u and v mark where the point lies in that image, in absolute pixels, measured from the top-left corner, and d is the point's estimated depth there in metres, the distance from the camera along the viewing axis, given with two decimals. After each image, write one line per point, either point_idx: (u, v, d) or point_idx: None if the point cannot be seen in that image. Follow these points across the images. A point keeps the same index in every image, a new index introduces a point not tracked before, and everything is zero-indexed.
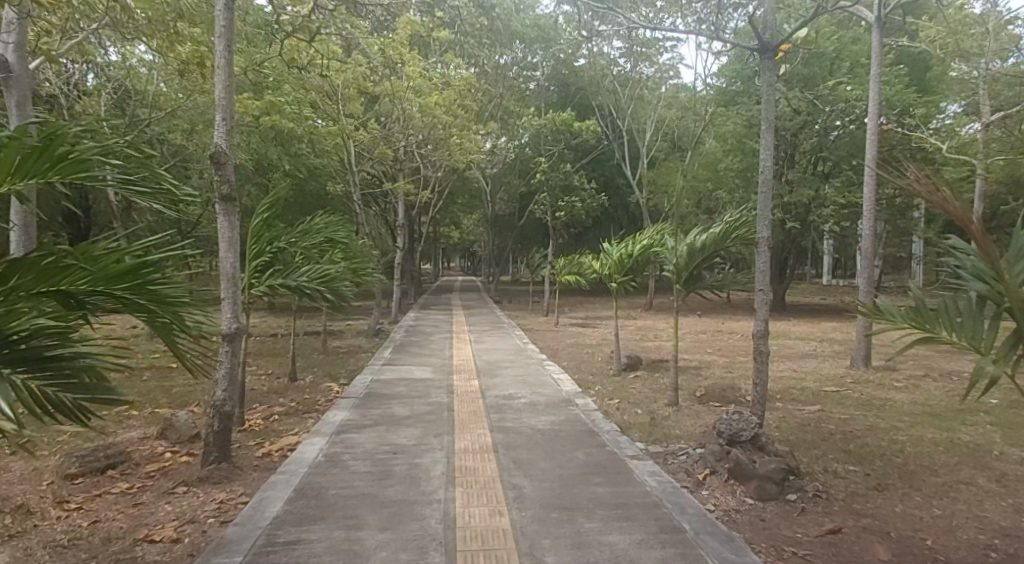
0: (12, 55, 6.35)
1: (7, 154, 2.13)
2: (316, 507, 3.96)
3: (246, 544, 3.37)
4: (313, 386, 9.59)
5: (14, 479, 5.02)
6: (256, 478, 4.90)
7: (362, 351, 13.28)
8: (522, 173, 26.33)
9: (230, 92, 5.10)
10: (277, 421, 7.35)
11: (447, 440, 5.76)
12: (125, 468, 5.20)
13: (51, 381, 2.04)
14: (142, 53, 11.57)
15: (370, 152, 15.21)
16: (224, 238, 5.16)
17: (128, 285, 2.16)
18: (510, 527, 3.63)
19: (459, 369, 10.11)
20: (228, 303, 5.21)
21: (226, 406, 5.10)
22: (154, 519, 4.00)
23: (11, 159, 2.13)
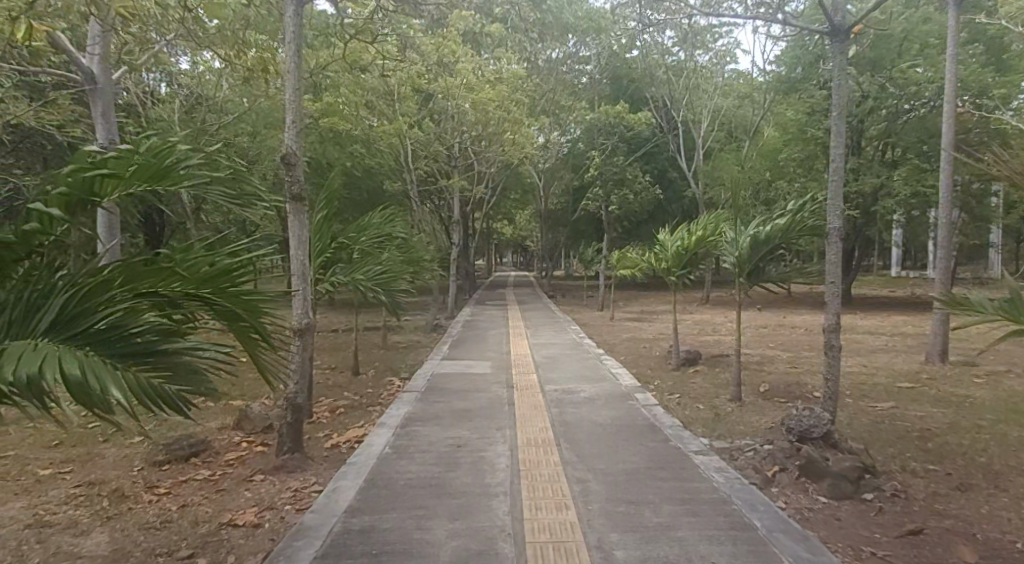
0: (97, 66, 6.74)
1: (124, 161, 2.33)
2: (387, 496, 4.09)
3: (325, 529, 3.51)
4: (376, 380, 9.84)
5: (108, 464, 5.35)
6: (327, 469, 5.10)
7: (419, 345, 13.55)
8: (575, 168, 26.21)
9: (299, 96, 5.26)
10: (342, 414, 7.57)
11: (509, 433, 5.83)
12: (206, 456, 5.48)
13: (149, 369, 2.10)
14: (212, 63, 12.11)
15: (424, 149, 15.43)
16: (293, 237, 5.35)
17: (215, 291, 2.29)
18: (577, 519, 3.66)
19: (517, 363, 10.18)
20: (299, 299, 5.38)
21: (297, 399, 5.26)
22: (236, 504, 4.21)
23: (132, 163, 2.34)
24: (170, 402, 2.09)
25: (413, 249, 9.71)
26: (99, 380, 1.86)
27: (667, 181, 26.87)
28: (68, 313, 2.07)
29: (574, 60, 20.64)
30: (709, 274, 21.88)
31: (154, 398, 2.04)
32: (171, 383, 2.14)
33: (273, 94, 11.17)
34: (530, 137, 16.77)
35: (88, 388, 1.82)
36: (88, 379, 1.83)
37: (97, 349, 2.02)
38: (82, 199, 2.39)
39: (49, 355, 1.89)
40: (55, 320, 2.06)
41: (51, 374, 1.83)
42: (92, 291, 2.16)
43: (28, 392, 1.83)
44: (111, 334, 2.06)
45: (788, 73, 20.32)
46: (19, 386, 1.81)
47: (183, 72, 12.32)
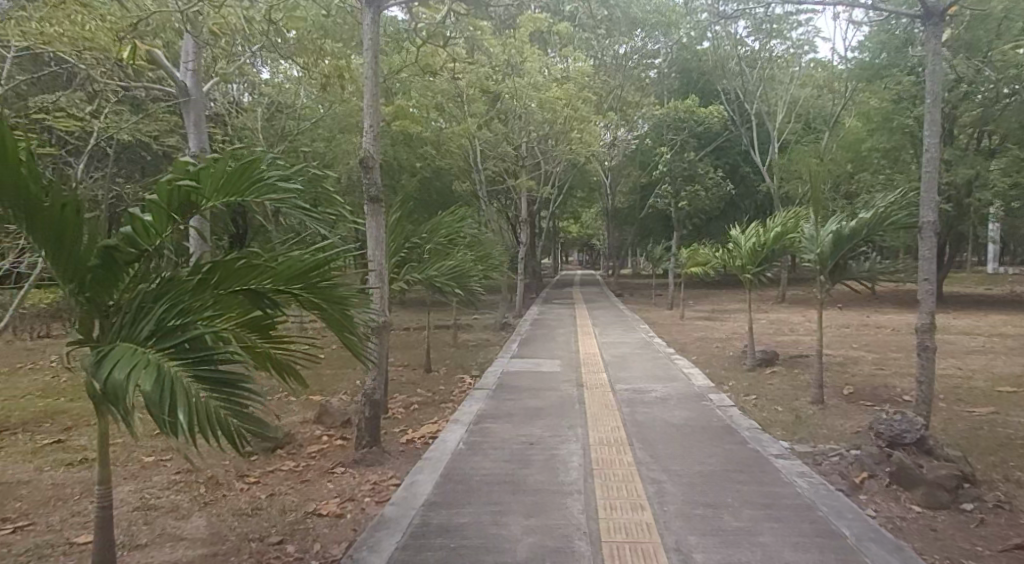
0: (190, 79, 7.15)
1: (213, 174, 2.42)
2: (463, 491, 4.16)
3: (405, 521, 3.61)
4: (448, 378, 10.01)
5: (202, 452, 5.68)
6: (404, 463, 5.23)
7: (489, 344, 13.68)
8: (644, 165, 25.80)
9: (377, 101, 5.39)
10: (416, 410, 7.74)
11: (580, 432, 5.81)
12: (291, 448, 5.72)
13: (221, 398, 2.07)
14: (290, 71, 12.61)
15: (493, 149, 15.57)
16: (371, 238, 5.50)
17: (303, 285, 2.47)
18: (654, 521, 3.61)
19: (587, 362, 10.12)
20: (376, 299, 5.54)
21: (375, 395, 5.41)
22: (319, 495, 4.39)
23: (220, 177, 2.42)
24: (227, 435, 2.02)
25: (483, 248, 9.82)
26: (168, 400, 1.94)
27: (740, 176, 26.09)
28: (163, 321, 2.22)
29: (643, 55, 20.34)
30: (785, 272, 21.09)
31: (209, 430, 1.98)
32: (233, 417, 2.06)
33: (348, 99, 11.53)
34: (598, 135, 16.64)
35: (159, 410, 1.92)
36: (160, 390, 1.94)
37: (184, 361, 2.11)
38: (179, 210, 2.45)
39: (139, 362, 2.05)
40: (153, 328, 2.21)
41: (133, 385, 1.96)
42: (188, 290, 2.31)
43: (116, 396, 1.98)
44: (194, 346, 2.16)
45: (874, 60, 19.08)
46: (109, 390, 1.99)
47: (264, 81, 12.90)
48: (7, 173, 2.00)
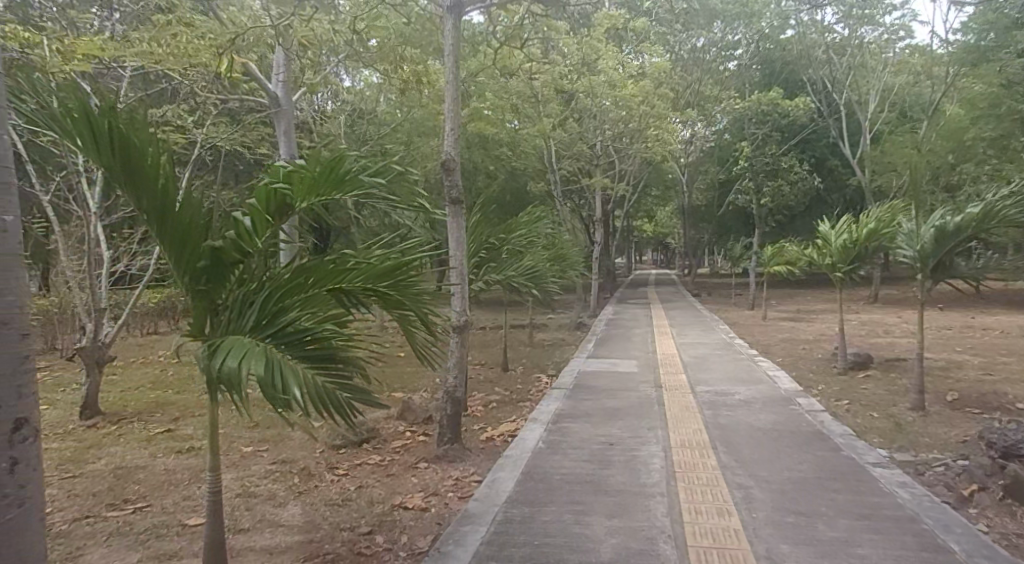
0: (281, 90, 7.49)
1: (306, 175, 2.49)
2: (544, 490, 4.17)
3: (487, 517, 3.65)
4: (525, 377, 10.05)
5: (294, 445, 5.95)
6: (485, 461, 5.29)
7: (565, 343, 13.63)
8: (723, 161, 25.02)
9: (457, 105, 5.51)
10: (494, 408, 7.81)
11: (661, 434, 5.70)
12: (376, 443, 5.90)
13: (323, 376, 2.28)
14: (371, 78, 13.00)
15: (568, 149, 15.53)
16: (452, 239, 5.60)
17: (387, 284, 2.58)
18: (742, 527, 3.50)
19: (666, 363, 9.93)
20: (457, 298, 5.61)
21: (456, 392, 5.50)
22: (405, 488, 4.51)
23: (312, 176, 2.50)
24: (334, 408, 2.25)
25: (559, 248, 9.81)
26: (281, 379, 2.10)
27: (828, 170, 24.89)
28: (267, 315, 2.38)
29: (723, 47, 19.76)
30: (879, 271, 19.94)
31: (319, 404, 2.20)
32: (337, 390, 2.29)
33: (426, 103, 11.79)
34: (676, 131, 16.29)
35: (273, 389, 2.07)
36: (273, 378, 2.08)
37: (287, 348, 2.30)
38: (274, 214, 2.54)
39: (250, 350, 2.18)
40: (257, 322, 2.37)
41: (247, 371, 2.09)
42: (287, 289, 2.42)
43: (229, 384, 2.12)
44: (294, 337, 2.34)
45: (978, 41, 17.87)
46: (222, 379, 2.11)
47: (347, 89, 13.38)
48: (141, 171, 2.22)
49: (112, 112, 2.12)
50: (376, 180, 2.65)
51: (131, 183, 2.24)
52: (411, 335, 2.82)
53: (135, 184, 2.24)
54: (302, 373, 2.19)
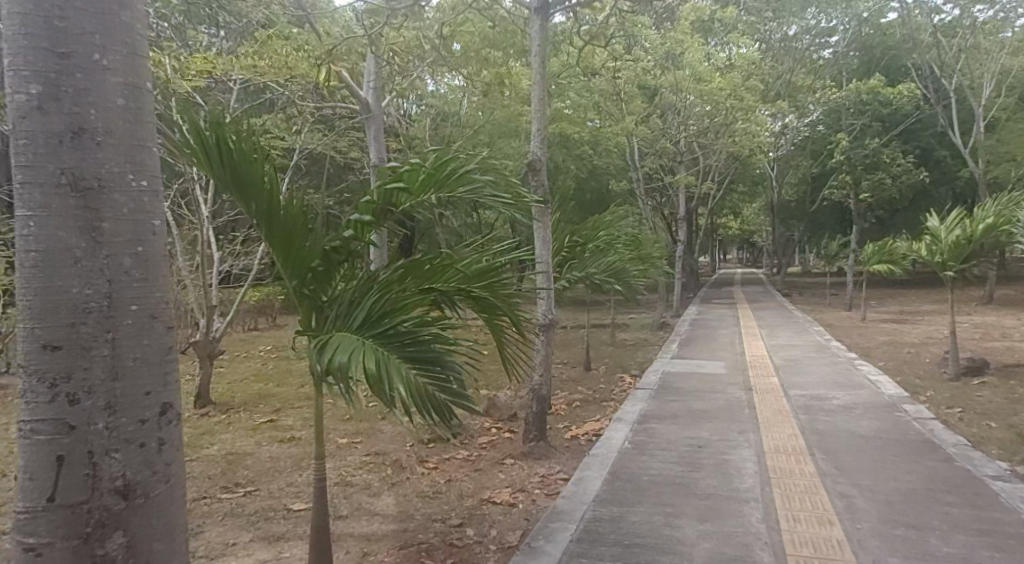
0: (372, 95, 7.65)
1: (414, 174, 2.74)
2: (633, 490, 4.14)
3: (577, 514, 3.67)
4: (608, 377, 9.99)
5: (387, 437, 6.18)
6: (572, 459, 5.31)
7: (648, 343, 13.42)
8: (816, 154, 23.89)
9: (544, 105, 5.57)
10: (579, 407, 7.81)
11: (754, 438, 5.54)
12: (464, 438, 6.04)
13: (428, 380, 2.33)
14: (454, 81, 13.28)
15: (652, 146, 15.29)
16: (538, 239, 5.66)
17: (482, 285, 2.68)
18: (844, 537, 3.35)
19: (757, 365, 9.59)
20: (543, 299, 5.67)
21: (542, 390, 5.55)
22: (493, 483, 4.60)
23: (419, 176, 2.74)
24: (436, 412, 2.29)
25: (644, 247, 9.67)
26: (387, 375, 2.19)
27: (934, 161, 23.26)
28: (375, 311, 2.47)
29: (816, 35, 18.87)
30: (993, 269, 18.46)
31: (422, 406, 2.26)
32: (437, 394, 2.33)
33: (508, 103, 11.92)
34: (766, 124, 15.70)
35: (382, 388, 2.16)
36: (380, 372, 2.18)
37: (395, 348, 2.37)
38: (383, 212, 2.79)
39: (357, 347, 2.31)
40: (366, 318, 2.47)
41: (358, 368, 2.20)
42: (388, 289, 2.52)
43: (340, 376, 2.23)
44: (404, 335, 2.41)
45: None
46: (332, 370, 2.22)
47: (432, 93, 13.72)
48: (253, 181, 2.37)
49: (223, 129, 2.25)
50: (476, 181, 2.85)
51: (241, 192, 2.38)
52: (501, 342, 2.89)
53: (247, 193, 2.39)
54: (406, 371, 2.29)
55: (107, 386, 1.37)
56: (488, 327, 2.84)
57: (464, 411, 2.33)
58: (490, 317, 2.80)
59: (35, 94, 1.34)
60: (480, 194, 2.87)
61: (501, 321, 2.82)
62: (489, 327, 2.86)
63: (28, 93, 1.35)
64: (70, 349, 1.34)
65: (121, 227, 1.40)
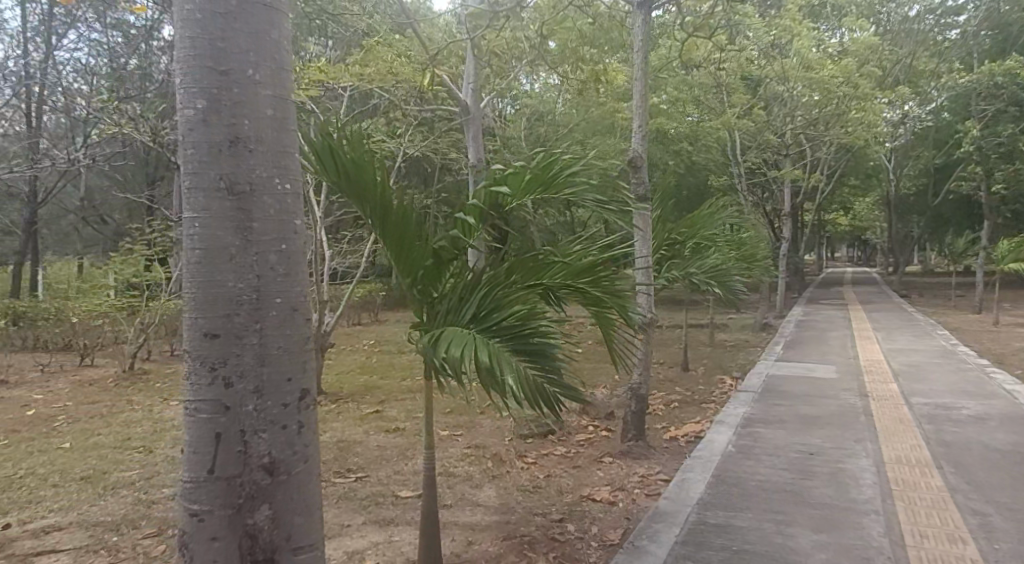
0: (471, 95, 7.58)
1: (520, 175, 2.78)
2: (740, 495, 4.02)
3: (682, 517, 3.61)
4: (708, 378, 9.71)
5: (486, 431, 6.31)
6: (672, 460, 5.22)
7: (750, 345, 12.93)
8: (939, 143, 22.11)
9: (646, 101, 5.50)
10: (678, 408, 7.64)
11: (871, 447, 5.22)
12: (561, 435, 6.07)
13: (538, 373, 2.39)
14: (550, 79, 13.35)
15: (755, 140, 14.69)
16: (638, 236, 5.59)
17: (587, 280, 2.70)
18: (979, 558, 3.11)
19: (872, 370, 9.02)
20: (644, 298, 5.60)
21: (641, 390, 5.47)
22: (593, 481, 4.60)
23: (525, 176, 2.77)
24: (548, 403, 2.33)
25: (747, 246, 9.33)
26: (498, 367, 2.26)
27: None
28: (484, 308, 2.55)
29: (941, 15, 17.46)
30: None
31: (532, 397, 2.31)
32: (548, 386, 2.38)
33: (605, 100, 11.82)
34: (882, 113, 14.71)
35: (492, 377, 2.25)
36: (491, 364, 2.25)
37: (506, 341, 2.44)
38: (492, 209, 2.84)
39: (469, 340, 2.39)
40: (476, 314, 2.55)
41: (470, 359, 2.28)
42: (497, 284, 2.60)
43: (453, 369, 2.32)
44: (513, 329, 2.48)
45: None
46: (446, 362, 2.32)
47: (529, 92, 13.81)
48: (367, 185, 2.48)
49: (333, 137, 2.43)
50: (581, 179, 2.84)
51: (357, 196, 2.51)
52: (609, 336, 2.89)
53: (362, 195, 2.51)
54: (515, 361, 2.36)
55: (255, 371, 1.50)
56: (596, 320, 2.85)
57: (574, 402, 2.37)
58: (597, 310, 2.81)
59: (200, 109, 1.50)
60: (585, 192, 2.86)
61: (609, 315, 2.81)
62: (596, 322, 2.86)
63: (195, 107, 1.50)
64: (227, 337, 1.48)
65: (269, 226, 1.53)
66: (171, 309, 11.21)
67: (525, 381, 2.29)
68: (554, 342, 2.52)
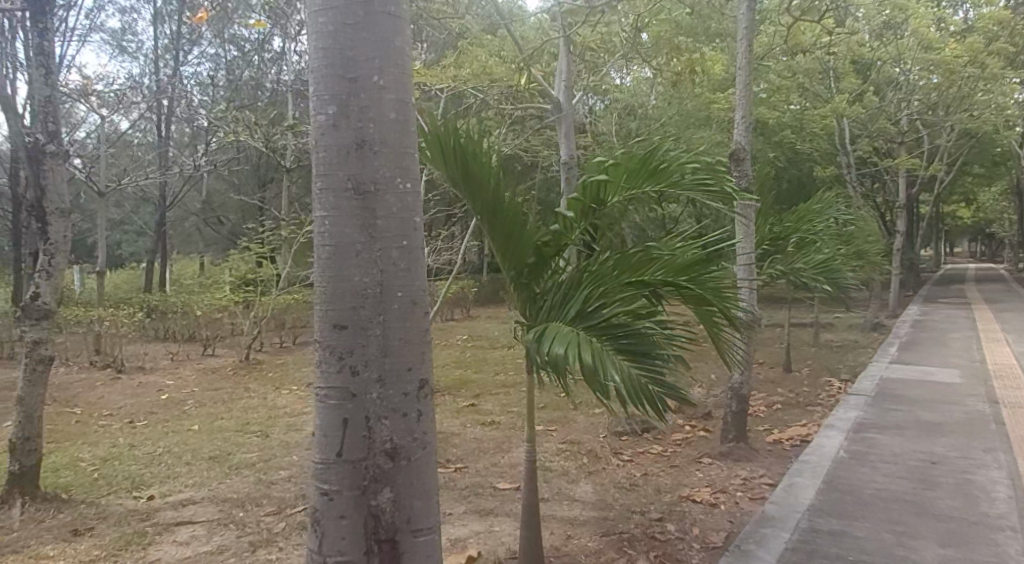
0: (564, 93, 7.32)
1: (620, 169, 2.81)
2: (854, 503, 3.82)
3: (791, 523, 3.47)
4: (812, 380, 9.25)
5: (580, 427, 6.30)
6: (777, 464, 5.02)
7: (859, 345, 12.20)
8: None
9: (749, 91, 5.31)
10: (780, 410, 7.33)
11: (1002, 458, 4.81)
12: (657, 433, 5.97)
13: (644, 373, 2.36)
14: (643, 72, 13.12)
15: (866, 127, 13.82)
16: (740, 230, 5.41)
17: (692, 277, 2.63)
18: None
19: (1001, 374, 8.29)
20: (746, 294, 5.43)
21: (742, 389, 5.29)
22: (693, 481, 4.50)
23: (625, 170, 2.80)
24: (654, 404, 2.30)
25: (857, 241, 8.82)
26: (602, 366, 2.26)
27: None
28: (587, 306, 2.55)
29: None
30: None
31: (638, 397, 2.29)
32: (654, 386, 2.35)
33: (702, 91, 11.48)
34: (1013, 95, 13.46)
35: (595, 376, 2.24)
36: (595, 364, 2.25)
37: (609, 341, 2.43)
38: (591, 207, 2.86)
39: (574, 339, 2.40)
40: (579, 313, 2.56)
41: (573, 359, 2.29)
42: (599, 281, 2.61)
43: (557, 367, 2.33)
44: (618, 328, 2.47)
45: None
46: (549, 361, 2.34)
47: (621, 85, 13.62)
48: (477, 180, 2.58)
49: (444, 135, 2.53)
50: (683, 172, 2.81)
51: (468, 192, 2.61)
52: (715, 336, 2.80)
53: (471, 189, 2.61)
54: (619, 358, 2.35)
55: (379, 361, 1.58)
56: (700, 319, 2.77)
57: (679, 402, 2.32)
58: (701, 309, 2.73)
59: (331, 114, 1.60)
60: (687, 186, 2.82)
61: (714, 315, 2.74)
62: (701, 321, 2.79)
63: (327, 112, 1.60)
64: (353, 328, 1.57)
65: (391, 223, 1.60)
66: (282, 303, 11.92)
67: (630, 381, 2.27)
68: (659, 342, 2.48)
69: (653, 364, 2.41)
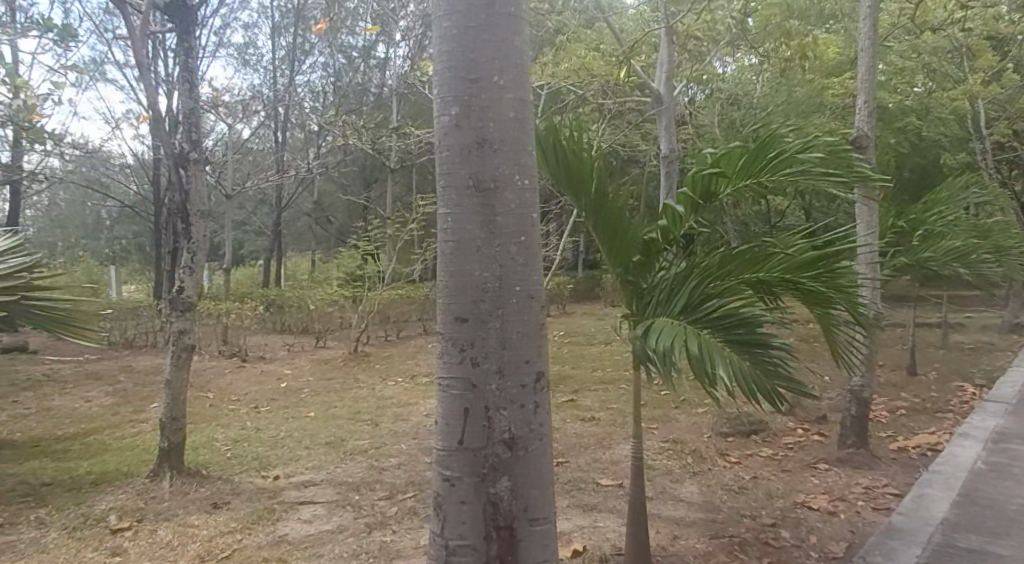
0: (665, 86, 7.11)
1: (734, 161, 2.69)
2: (993, 519, 3.51)
3: (921, 537, 3.24)
4: (940, 384, 8.55)
5: (684, 426, 6.15)
6: (901, 473, 4.69)
7: (995, 348, 11.14)
8: None
9: (872, 73, 4.97)
10: (904, 416, 6.83)
11: None
12: (766, 436, 5.73)
13: (756, 371, 2.30)
14: (749, 58, 12.53)
15: (1006, 108, 12.58)
16: (861, 222, 5.07)
17: (810, 273, 2.50)
18: None
19: None
20: (868, 290, 5.08)
21: (863, 393, 4.98)
22: (807, 487, 4.29)
23: (740, 162, 2.69)
24: (765, 403, 2.24)
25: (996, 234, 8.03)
26: (711, 362, 2.22)
27: None
28: (696, 302, 2.50)
29: None
30: None
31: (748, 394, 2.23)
32: (766, 384, 2.28)
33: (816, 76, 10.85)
34: None
35: (703, 368, 2.22)
36: (703, 359, 2.21)
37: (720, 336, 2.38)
38: (703, 199, 2.78)
39: (681, 332, 2.36)
40: (688, 307, 2.51)
41: (680, 351, 2.26)
42: (710, 275, 2.52)
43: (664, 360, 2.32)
44: (730, 323, 2.41)
45: None
46: (655, 354, 2.33)
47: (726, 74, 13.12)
48: (583, 174, 2.63)
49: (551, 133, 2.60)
50: (805, 163, 2.65)
51: (572, 187, 2.67)
52: (832, 333, 2.67)
53: (576, 186, 2.66)
54: (729, 355, 2.29)
55: (498, 353, 1.62)
56: (818, 316, 2.64)
57: (792, 403, 2.24)
58: (819, 306, 2.60)
59: (454, 115, 1.65)
60: (807, 176, 2.66)
61: (833, 311, 2.60)
62: (818, 318, 2.65)
63: (450, 113, 1.66)
64: (474, 321, 1.62)
65: (510, 220, 1.64)
66: (388, 298, 12.40)
67: (740, 378, 2.22)
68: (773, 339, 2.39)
69: (767, 363, 2.34)
